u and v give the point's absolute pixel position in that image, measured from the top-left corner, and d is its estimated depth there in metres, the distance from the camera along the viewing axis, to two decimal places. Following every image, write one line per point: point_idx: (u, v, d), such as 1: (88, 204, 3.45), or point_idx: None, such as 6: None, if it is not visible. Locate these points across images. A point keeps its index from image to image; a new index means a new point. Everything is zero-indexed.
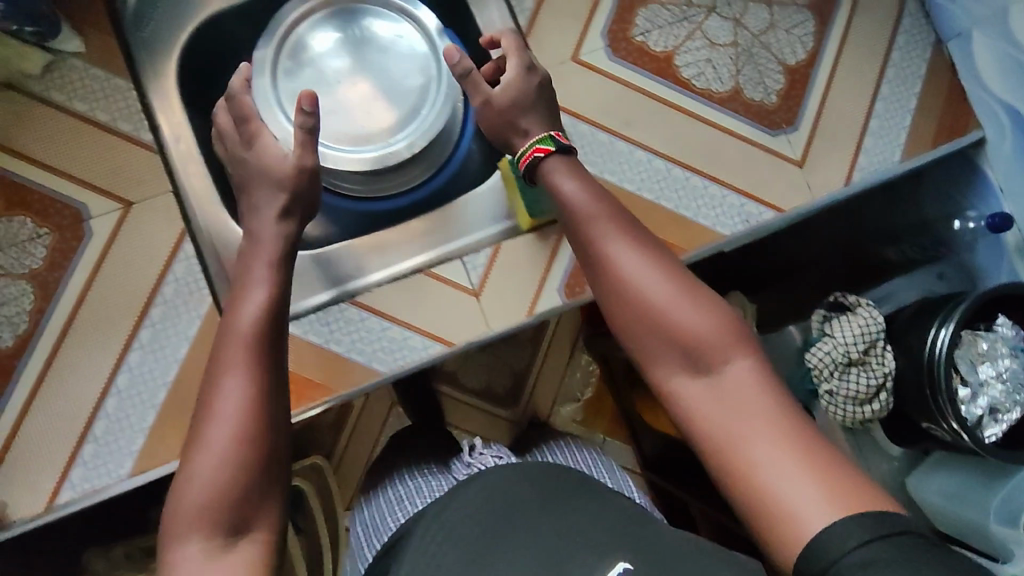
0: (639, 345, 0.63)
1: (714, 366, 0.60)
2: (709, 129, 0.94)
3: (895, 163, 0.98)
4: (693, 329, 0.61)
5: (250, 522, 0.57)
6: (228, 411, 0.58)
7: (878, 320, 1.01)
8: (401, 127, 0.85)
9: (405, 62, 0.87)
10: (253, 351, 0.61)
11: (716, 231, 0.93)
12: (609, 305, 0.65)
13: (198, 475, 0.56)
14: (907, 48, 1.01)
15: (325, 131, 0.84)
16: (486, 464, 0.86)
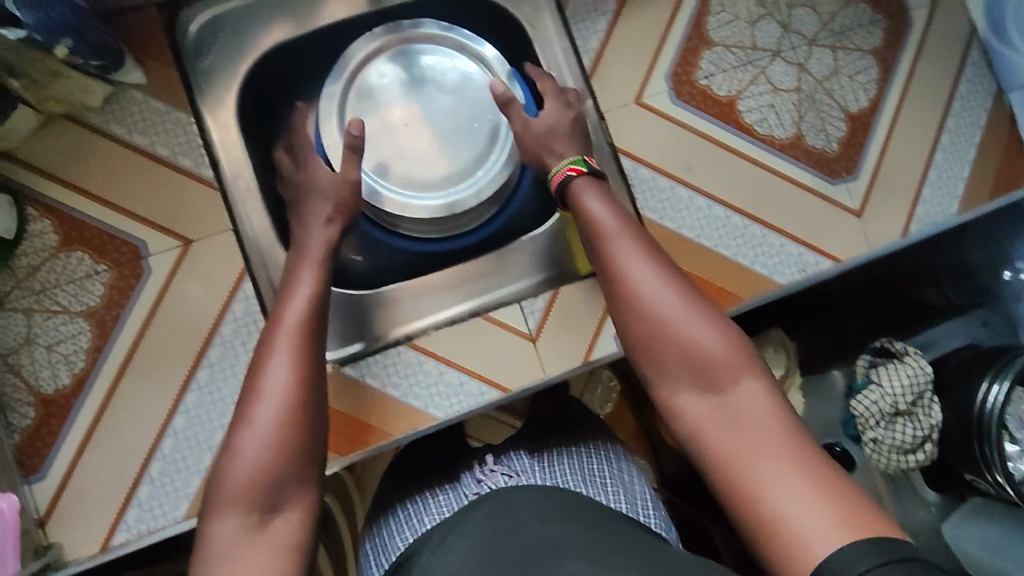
0: (650, 363, 0.67)
1: (721, 385, 0.63)
2: (770, 177, 0.93)
3: (952, 216, 0.97)
4: (702, 346, 0.64)
5: (287, 502, 0.57)
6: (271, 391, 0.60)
7: (925, 370, 1.02)
8: (467, 172, 0.89)
9: (470, 105, 0.90)
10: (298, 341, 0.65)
11: (773, 280, 0.92)
12: (623, 322, 0.69)
13: (238, 450, 0.58)
14: (968, 98, 0.99)
15: (393, 172, 0.88)
16: (498, 484, 0.73)
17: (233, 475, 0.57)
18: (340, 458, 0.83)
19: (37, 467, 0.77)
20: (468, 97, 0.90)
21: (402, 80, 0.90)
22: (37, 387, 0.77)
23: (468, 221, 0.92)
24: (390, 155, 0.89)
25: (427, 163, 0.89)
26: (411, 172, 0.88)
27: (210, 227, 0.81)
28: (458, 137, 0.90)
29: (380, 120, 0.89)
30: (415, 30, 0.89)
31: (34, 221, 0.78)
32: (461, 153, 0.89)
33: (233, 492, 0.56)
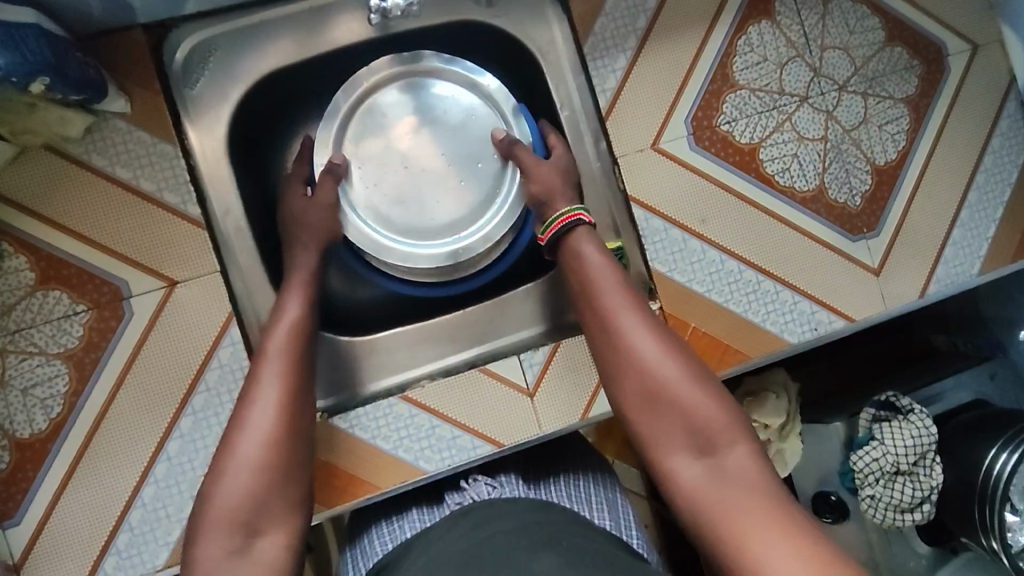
0: (644, 424, 0.64)
1: (713, 451, 0.60)
2: (789, 231, 0.88)
3: (973, 276, 0.92)
4: (695, 408, 0.62)
5: (268, 522, 0.58)
6: (257, 422, 0.62)
7: (931, 430, 0.96)
8: (472, 214, 0.89)
9: (473, 146, 0.89)
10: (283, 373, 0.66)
11: (783, 338, 0.88)
12: (616, 375, 0.67)
13: (227, 478, 0.59)
14: (1000, 152, 0.94)
15: (396, 214, 0.88)
16: (479, 494, 0.75)
17: (218, 498, 0.58)
18: (324, 510, 0.79)
19: (11, 512, 0.73)
20: (471, 138, 0.89)
21: (404, 119, 0.88)
22: (12, 432, 0.74)
23: (467, 267, 0.90)
24: (393, 200, 0.88)
25: (433, 207, 0.88)
26: (415, 218, 0.88)
27: (197, 267, 0.77)
28: (462, 179, 0.88)
29: (381, 162, 0.88)
30: (414, 67, 0.87)
31: (9, 258, 0.74)
32: (466, 197, 0.89)
33: (221, 513, 0.57)
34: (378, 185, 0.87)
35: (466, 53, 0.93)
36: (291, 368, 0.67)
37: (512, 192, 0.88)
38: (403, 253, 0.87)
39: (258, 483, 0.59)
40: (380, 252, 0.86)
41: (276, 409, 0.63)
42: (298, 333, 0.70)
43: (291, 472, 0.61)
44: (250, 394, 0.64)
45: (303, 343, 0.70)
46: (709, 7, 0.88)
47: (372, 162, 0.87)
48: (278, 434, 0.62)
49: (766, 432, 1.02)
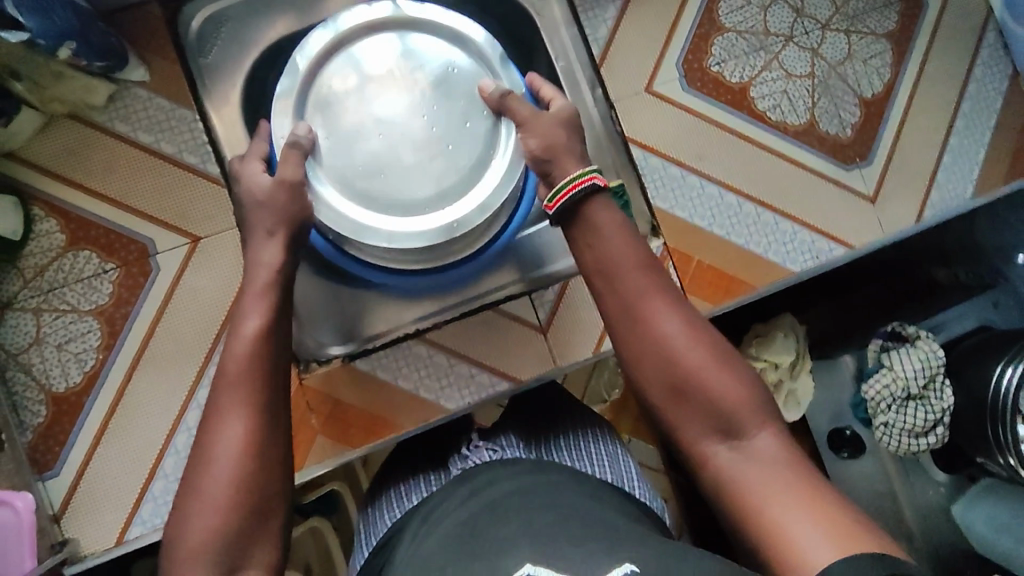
0: (672, 414, 0.58)
1: (742, 436, 0.56)
2: (784, 164, 0.91)
3: (968, 199, 0.95)
4: (720, 393, 0.57)
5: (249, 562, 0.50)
6: (223, 459, 0.51)
7: (938, 352, 0.98)
8: (468, 181, 0.72)
9: (460, 100, 0.73)
10: (255, 393, 0.54)
11: (787, 267, 0.91)
12: (630, 363, 0.59)
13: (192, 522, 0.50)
14: (984, 80, 0.98)
15: (373, 191, 0.71)
16: (482, 458, 0.68)
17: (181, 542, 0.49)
18: (349, 450, 0.82)
19: (50, 464, 0.76)
20: (457, 91, 0.73)
21: (374, 73, 0.73)
22: (48, 386, 0.77)
23: (462, 252, 0.76)
24: (370, 171, 0.72)
25: (418, 178, 0.71)
26: (396, 192, 0.71)
27: (218, 223, 0.81)
28: (451, 142, 0.72)
29: (348, 133, 0.72)
30: (380, 19, 0.74)
31: (40, 221, 0.79)
32: (457, 161, 0.72)
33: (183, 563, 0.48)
34: (353, 154, 0.71)
35: None
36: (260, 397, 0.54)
37: (510, 147, 0.72)
38: (386, 231, 0.71)
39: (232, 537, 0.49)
40: (360, 234, 0.70)
41: (244, 447, 0.52)
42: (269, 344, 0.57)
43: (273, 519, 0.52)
44: (213, 428, 0.52)
45: (279, 358, 0.57)
46: None
47: (342, 126, 0.72)
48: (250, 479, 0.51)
49: (778, 372, 1.03)
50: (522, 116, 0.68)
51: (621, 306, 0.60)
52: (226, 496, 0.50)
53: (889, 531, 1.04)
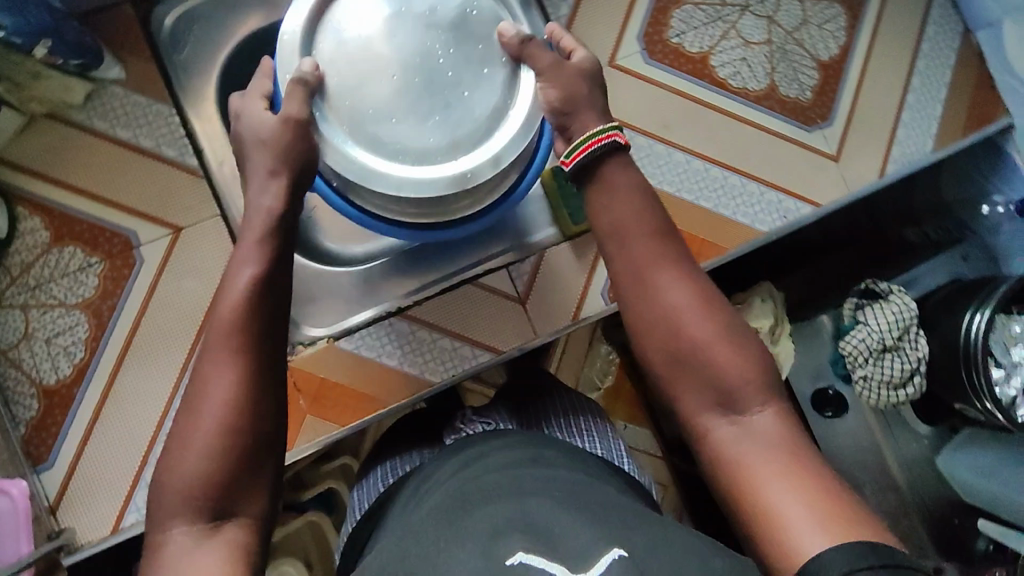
0: (675, 384, 0.59)
1: (742, 410, 0.56)
2: (747, 128, 0.94)
3: (929, 153, 0.98)
4: (727, 368, 0.57)
5: (239, 502, 0.52)
6: (210, 405, 0.53)
7: (910, 306, 1.00)
8: (479, 130, 0.74)
9: (475, 47, 0.74)
10: (239, 342, 0.55)
11: (756, 229, 0.93)
12: (637, 326, 0.60)
13: (180, 463, 0.52)
14: (937, 39, 1.01)
15: (386, 135, 0.72)
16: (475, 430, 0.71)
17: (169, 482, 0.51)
18: (338, 428, 0.82)
19: (43, 456, 0.77)
20: (470, 36, 0.74)
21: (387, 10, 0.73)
22: (38, 379, 0.79)
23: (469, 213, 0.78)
24: (381, 113, 0.73)
25: (430, 123, 0.73)
26: (407, 138, 0.73)
27: (199, 213, 0.83)
28: (462, 89, 0.74)
29: (361, 72, 0.72)
30: None
31: (24, 220, 0.81)
32: (471, 109, 0.74)
33: (169, 500, 0.51)
34: (365, 96, 0.72)
35: None
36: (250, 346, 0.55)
37: (525, 98, 0.73)
38: (398, 181, 0.72)
39: (218, 477, 0.51)
40: (368, 178, 0.71)
41: (234, 392, 0.53)
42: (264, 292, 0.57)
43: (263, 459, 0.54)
44: (204, 378, 0.54)
45: (275, 305, 0.58)
46: None
47: (349, 65, 0.72)
48: (240, 421, 0.53)
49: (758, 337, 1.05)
50: (540, 65, 0.70)
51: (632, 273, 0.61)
52: (212, 443, 0.51)
53: (876, 486, 1.05)
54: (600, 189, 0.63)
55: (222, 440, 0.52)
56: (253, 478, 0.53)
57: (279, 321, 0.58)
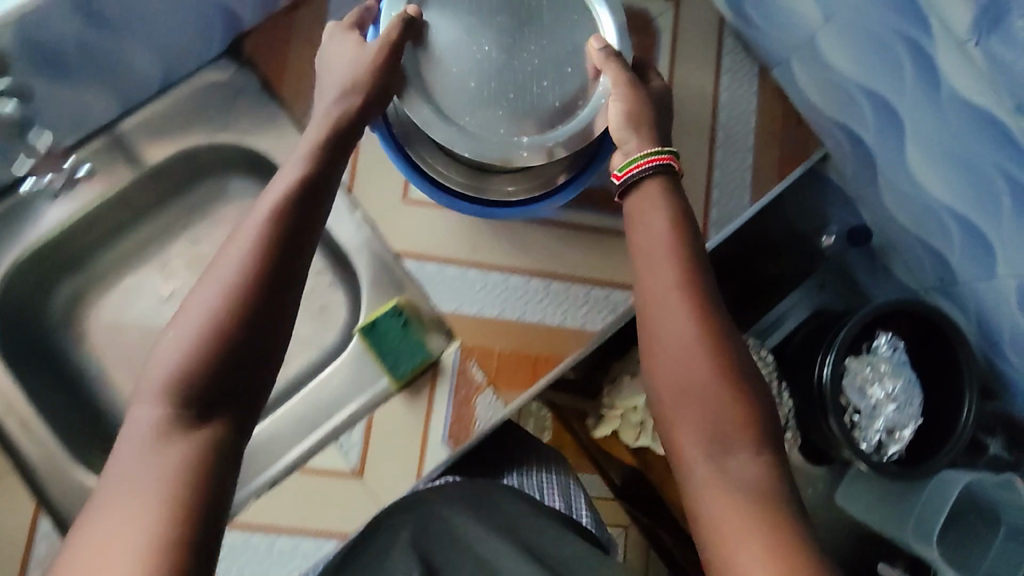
0: (680, 396, 0.61)
1: (729, 454, 0.58)
2: (559, 230, 0.92)
3: (747, 207, 0.97)
4: (721, 405, 0.59)
5: (224, 403, 0.54)
6: (217, 293, 0.56)
7: (768, 360, 0.98)
8: (550, 121, 0.80)
9: (567, 48, 0.82)
10: (272, 256, 0.58)
11: (587, 329, 0.90)
12: (652, 341, 0.64)
13: (173, 343, 0.54)
14: (733, 88, 0.99)
15: (464, 97, 0.80)
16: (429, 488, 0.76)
17: (161, 356, 0.54)
18: None
19: None
20: (566, 42, 0.82)
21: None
22: None
23: (514, 191, 0.87)
24: (462, 77, 0.80)
25: (505, 96, 0.80)
26: (478, 102, 0.80)
27: None
28: (546, 78, 0.81)
29: (462, 38, 0.80)
30: None
31: None
32: (546, 98, 0.80)
33: (156, 379, 0.53)
34: (452, 68, 0.80)
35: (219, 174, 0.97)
36: (266, 273, 0.57)
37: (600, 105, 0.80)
38: (453, 139, 0.78)
39: (197, 383, 0.54)
40: (429, 122, 0.78)
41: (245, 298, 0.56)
42: (286, 229, 0.60)
43: (241, 382, 0.55)
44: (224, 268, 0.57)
45: (296, 243, 0.60)
46: None
47: (450, 31, 0.80)
48: (230, 336, 0.55)
49: None
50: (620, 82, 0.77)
51: (673, 259, 0.65)
52: (212, 331, 0.54)
53: None
54: (633, 213, 0.69)
55: (201, 347, 0.54)
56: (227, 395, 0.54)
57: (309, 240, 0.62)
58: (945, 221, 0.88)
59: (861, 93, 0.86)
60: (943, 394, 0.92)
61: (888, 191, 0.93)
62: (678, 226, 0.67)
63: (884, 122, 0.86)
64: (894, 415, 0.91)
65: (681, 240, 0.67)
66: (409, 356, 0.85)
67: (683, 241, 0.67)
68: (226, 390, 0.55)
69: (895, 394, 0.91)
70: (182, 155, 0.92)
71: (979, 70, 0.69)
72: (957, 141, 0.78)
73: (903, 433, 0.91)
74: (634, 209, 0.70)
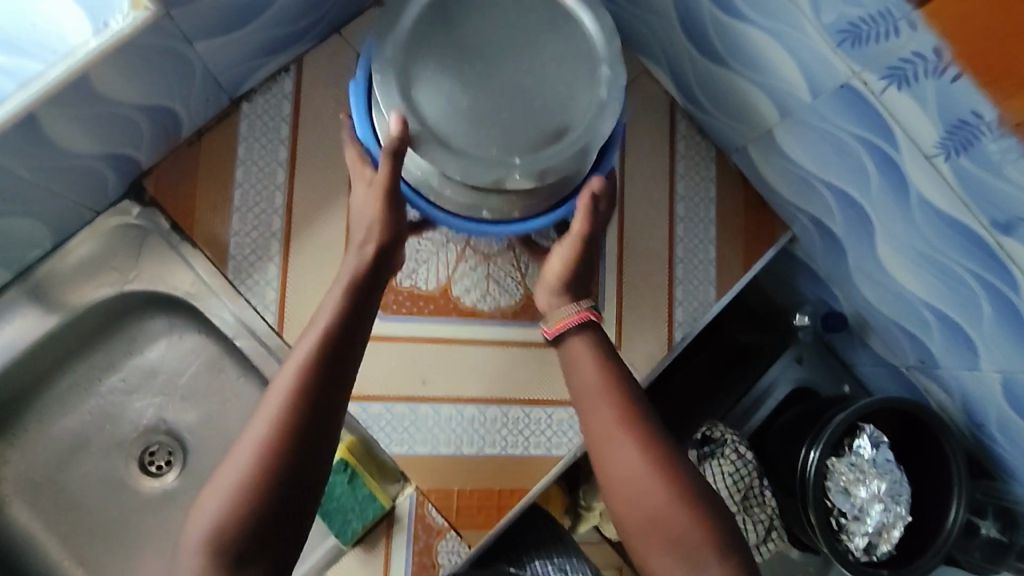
0: (645, 525, 0.59)
1: (698, 561, 0.57)
2: (513, 350, 0.85)
3: (713, 303, 0.90)
4: (678, 520, 0.58)
5: (257, 557, 0.53)
6: (252, 446, 0.54)
7: (748, 457, 0.91)
8: (545, 139, 0.70)
9: (562, 81, 0.72)
10: (303, 403, 0.56)
11: (554, 456, 0.84)
12: (607, 478, 0.61)
13: (211, 501, 0.53)
14: (690, 175, 0.92)
15: (451, 115, 0.69)
16: None
17: (201, 513, 0.53)
18: None
19: None
20: (562, 74, 0.72)
21: (496, 25, 0.71)
22: None
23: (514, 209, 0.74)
24: (451, 97, 0.69)
25: (496, 113, 0.70)
26: (466, 117, 0.69)
27: None
28: (538, 101, 0.71)
29: (451, 59, 0.69)
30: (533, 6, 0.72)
31: None
32: (541, 117, 0.71)
33: (194, 537, 0.52)
34: (434, 94, 0.69)
35: (141, 316, 0.89)
36: (304, 419, 0.56)
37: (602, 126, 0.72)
38: (441, 161, 0.68)
39: (238, 536, 0.52)
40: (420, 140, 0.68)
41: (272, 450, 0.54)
42: (323, 373, 0.58)
43: (279, 535, 0.54)
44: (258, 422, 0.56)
45: (330, 397, 0.58)
46: (342, 167, 0.83)
47: (436, 56, 0.69)
48: (269, 488, 0.53)
49: None
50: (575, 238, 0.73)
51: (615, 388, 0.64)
52: (243, 487, 0.53)
53: None
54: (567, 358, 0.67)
55: (236, 503, 0.52)
56: (263, 555, 0.53)
57: (342, 381, 0.59)
58: (924, 315, 0.81)
59: (825, 187, 0.79)
60: (934, 487, 0.88)
61: (862, 279, 0.87)
62: (612, 360, 0.66)
63: (851, 218, 0.79)
64: (883, 515, 0.86)
65: (620, 375, 0.65)
66: (355, 519, 0.79)
67: (618, 376, 0.65)
68: (264, 544, 0.53)
69: (883, 493, 0.86)
70: (99, 304, 0.83)
71: (950, 185, 0.64)
72: (931, 247, 0.72)
73: (893, 532, 0.87)
74: (568, 349, 0.68)
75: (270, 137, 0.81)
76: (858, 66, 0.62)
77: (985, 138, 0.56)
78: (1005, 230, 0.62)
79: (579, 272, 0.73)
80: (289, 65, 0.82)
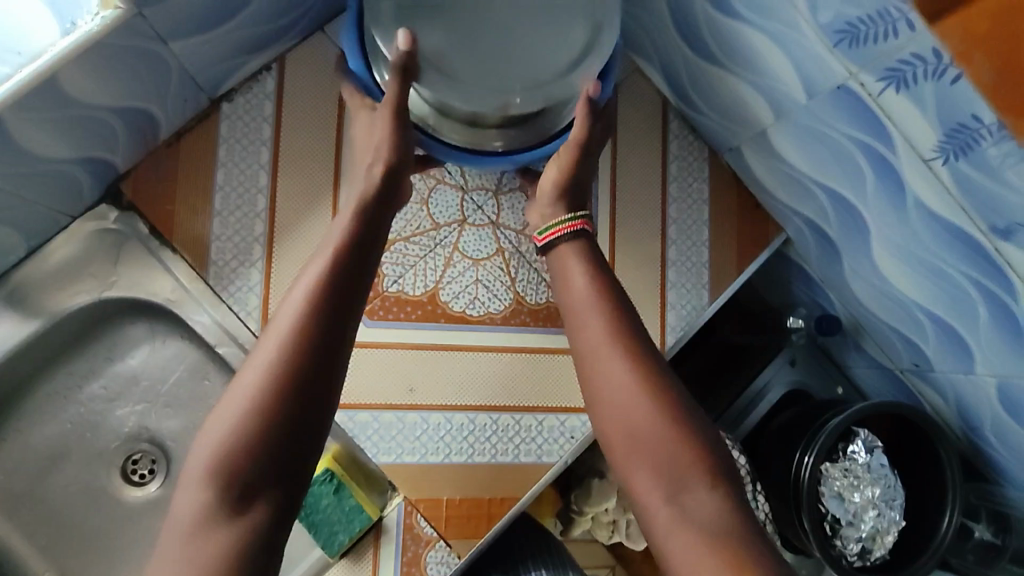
0: (630, 443, 0.55)
1: (681, 488, 0.53)
2: (501, 357, 0.83)
3: (706, 305, 0.88)
4: (668, 439, 0.55)
5: (265, 488, 0.49)
6: (256, 374, 0.51)
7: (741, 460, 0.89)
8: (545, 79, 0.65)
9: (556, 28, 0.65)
10: (312, 336, 0.52)
11: (545, 462, 0.82)
12: (593, 397, 0.59)
13: (212, 431, 0.50)
14: (682, 177, 0.90)
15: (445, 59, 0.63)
16: None
17: (201, 445, 0.50)
18: None
19: None
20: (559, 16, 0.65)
21: None
22: None
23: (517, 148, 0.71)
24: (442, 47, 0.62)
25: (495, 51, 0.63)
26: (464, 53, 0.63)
27: None
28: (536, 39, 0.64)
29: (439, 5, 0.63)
30: None
31: None
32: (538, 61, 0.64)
33: (195, 466, 0.49)
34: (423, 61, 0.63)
35: (122, 322, 0.87)
36: (312, 352, 0.52)
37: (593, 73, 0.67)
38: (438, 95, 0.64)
39: (245, 466, 0.48)
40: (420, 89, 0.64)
41: (281, 377, 0.50)
42: (329, 309, 0.54)
43: (288, 468, 0.50)
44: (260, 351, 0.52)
45: (339, 333, 0.54)
46: (327, 169, 0.81)
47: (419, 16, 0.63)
48: (277, 416, 0.50)
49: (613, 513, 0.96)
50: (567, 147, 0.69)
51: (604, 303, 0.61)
52: (249, 414, 0.49)
53: None
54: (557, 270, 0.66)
55: (244, 431, 0.49)
56: (272, 483, 0.49)
57: (351, 317, 0.56)
58: (919, 316, 0.80)
59: (820, 188, 0.77)
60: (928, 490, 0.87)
61: (857, 282, 0.85)
62: (604, 273, 0.64)
63: (846, 221, 0.78)
64: (877, 522, 0.85)
65: (613, 292, 0.63)
66: (342, 531, 0.77)
67: (610, 292, 0.62)
68: (273, 476, 0.49)
69: (876, 500, 0.85)
70: (77, 310, 0.81)
71: (948, 189, 0.62)
72: (927, 250, 0.71)
73: (886, 538, 0.86)
74: (559, 263, 0.66)
75: (251, 138, 0.79)
76: (856, 66, 0.60)
77: (984, 142, 0.55)
78: (1004, 236, 0.61)
79: (576, 183, 0.70)
80: (271, 64, 0.80)
